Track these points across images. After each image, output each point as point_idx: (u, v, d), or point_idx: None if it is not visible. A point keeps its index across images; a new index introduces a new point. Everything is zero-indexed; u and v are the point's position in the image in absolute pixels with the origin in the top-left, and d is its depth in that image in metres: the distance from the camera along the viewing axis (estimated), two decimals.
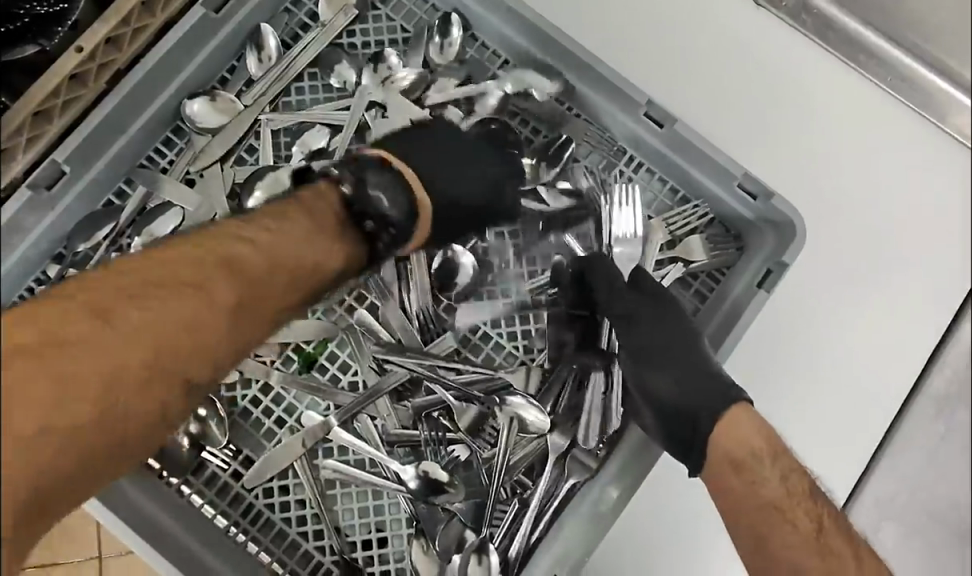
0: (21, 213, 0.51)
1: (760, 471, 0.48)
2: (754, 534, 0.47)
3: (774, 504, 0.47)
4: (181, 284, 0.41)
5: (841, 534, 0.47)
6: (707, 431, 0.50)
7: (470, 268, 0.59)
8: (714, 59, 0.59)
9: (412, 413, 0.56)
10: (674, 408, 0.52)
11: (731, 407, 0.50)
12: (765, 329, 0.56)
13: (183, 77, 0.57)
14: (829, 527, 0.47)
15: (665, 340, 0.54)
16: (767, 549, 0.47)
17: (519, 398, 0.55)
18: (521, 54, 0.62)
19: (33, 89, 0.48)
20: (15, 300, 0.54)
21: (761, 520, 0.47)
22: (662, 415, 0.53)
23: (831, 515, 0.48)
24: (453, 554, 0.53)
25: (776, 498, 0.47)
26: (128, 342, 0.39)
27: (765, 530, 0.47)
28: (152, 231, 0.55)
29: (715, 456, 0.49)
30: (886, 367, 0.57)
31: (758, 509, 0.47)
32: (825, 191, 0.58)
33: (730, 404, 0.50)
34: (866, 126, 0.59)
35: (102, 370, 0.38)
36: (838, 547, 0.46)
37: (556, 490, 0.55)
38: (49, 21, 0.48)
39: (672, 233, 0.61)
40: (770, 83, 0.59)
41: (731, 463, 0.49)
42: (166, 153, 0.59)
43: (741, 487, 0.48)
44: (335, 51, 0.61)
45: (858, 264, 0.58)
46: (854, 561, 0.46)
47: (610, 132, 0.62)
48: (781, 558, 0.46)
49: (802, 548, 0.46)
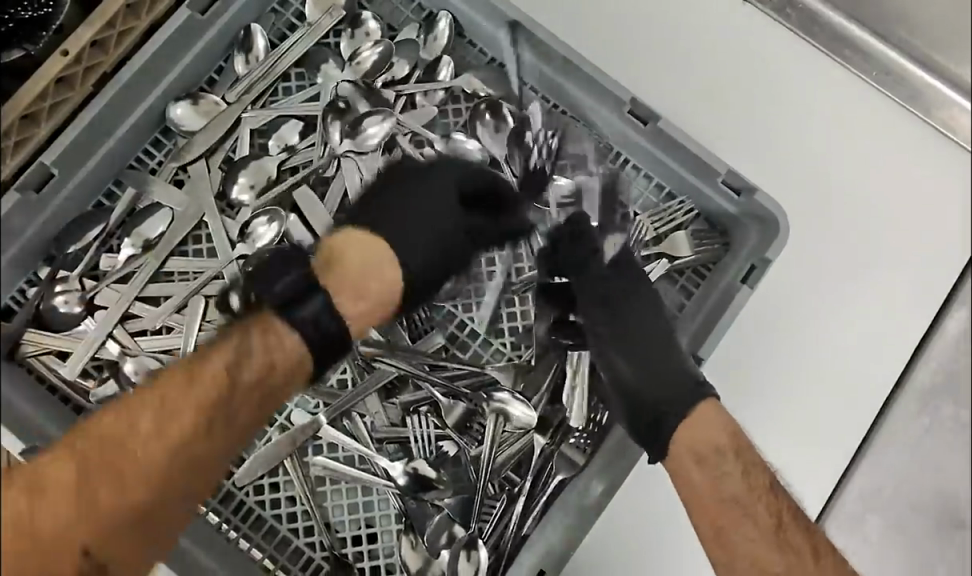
0: (10, 215, 0.52)
1: (723, 465, 0.49)
2: (714, 527, 0.48)
3: (735, 499, 0.48)
4: (158, 408, 0.45)
5: (800, 528, 0.48)
6: (674, 429, 0.50)
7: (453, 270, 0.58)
8: (707, 57, 0.60)
9: (400, 410, 0.57)
10: (644, 401, 0.52)
11: (701, 403, 0.51)
12: (756, 324, 0.57)
13: (171, 79, 0.57)
14: (789, 524, 0.48)
15: (634, 330, 0.55)
16: (730, 540, 0.48)
17: (506, 394, 0.56)
18: (507, 52, 0.63)
19: (20, 93, 0.49)
20: (8, 301, 0.55)
21: (722, 514, 0.48)
22: (630, 406, 0.53)
23: (791, 511, 0.49)
24: (441, 548, 0.54)
25: (737, 493, 0.48)
26: (119, 474, 0.43)
27: (728, 522, 0.48)
28: (142, 232, 0.56)
29: (678, 448, 0.50)
30: (872, 361, 0.57)
31: (721, 503, 0.48)
32: (813, 187, 0.59)
33: (699, 399, 0.51)
34: (854, 123, 0.59)
35: (95, 504, 0.43)
36: (796, 541, 0.47)
37: (544, 486, 0.55)
38: (33, 26, 0.49)
39: (657, 229, 0.61)
40: (765, 79, 0.60)
41: (694, 457, 0.49)
42: (156, 154, 0.59)
43: (704, 480, 0.49)
44: (322, 51, 0.62)
45: (848, 259, 0.58)
46: (811, 556, 0.47)
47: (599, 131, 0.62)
48: (738, 548, 0.48)
49: (761, 541, 0.47)
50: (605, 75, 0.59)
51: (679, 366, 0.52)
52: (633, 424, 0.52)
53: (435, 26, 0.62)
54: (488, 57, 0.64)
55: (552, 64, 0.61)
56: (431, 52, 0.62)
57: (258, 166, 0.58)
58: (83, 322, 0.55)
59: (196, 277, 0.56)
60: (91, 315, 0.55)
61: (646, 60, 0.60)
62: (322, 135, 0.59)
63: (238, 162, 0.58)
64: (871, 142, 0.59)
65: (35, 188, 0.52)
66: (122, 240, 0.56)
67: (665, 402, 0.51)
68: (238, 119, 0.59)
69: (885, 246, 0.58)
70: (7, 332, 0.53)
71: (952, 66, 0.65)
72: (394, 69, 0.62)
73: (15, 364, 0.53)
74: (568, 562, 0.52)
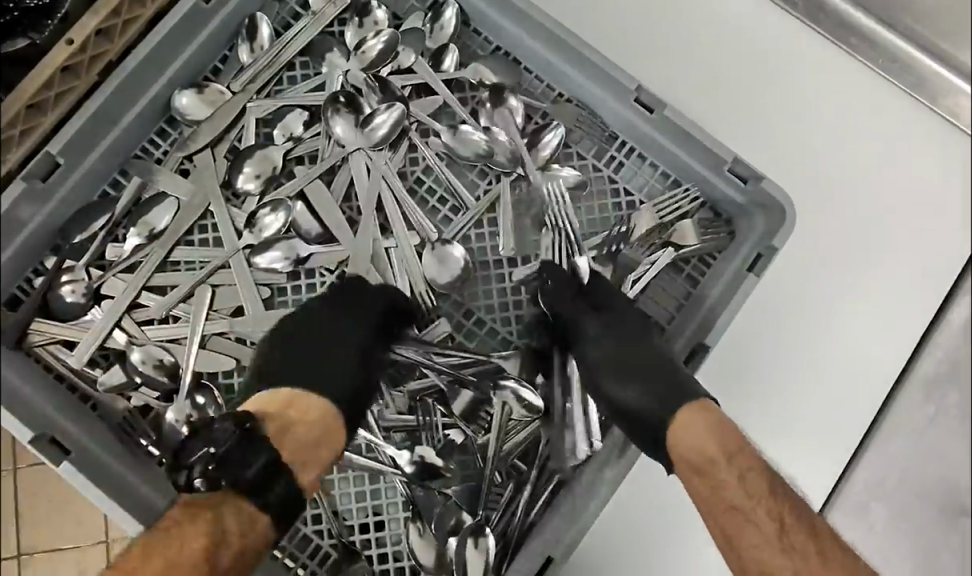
0: (18, 205, 0.51)
1: (721, 474, 0.48)
2: (724, 534, 0.48)
3: (736, 507, 0.48)
4: None
5: (803, 528, 0.47)
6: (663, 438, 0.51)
7: (460, 259, 0.57)
8: (711, 44, 0.60)
9: (407, 399, 0.57)
10: (642, 416, 0.52)
11: (690, 403, 0.51)
12: (761, 317, 0.57)
13: (175, 69, 0.57)
14: (791, 525, 0.47)
15: (618, 340, 0.55)
16: (739, 548, 0.47)
17: (512, 382, 0.56)
18: (512, 41, 0.63)
19: (24, 83, 0.48)
20: (15, 291, 0.55)
21: (727, 520, 0.47)
22: (629, 422, 0.53)
23: (793, 510, 0.48)
24: (449, 536, 0.55)
25: (738, 501, 0.48)
26: None
27: (733, 530, 0.47)
28: (148, 222, 0.56)
29: (679, 459, 0.50)
30: (877, 351, 0.57)
31: (725, 512, 0.48)
32: (819, 177, 0.59)
33: (690, 400, 0.51)
34: (858, 113, 0.59)
35: None
36: (801, 543, 0.46)
37: (551, 474, 0.56)
38: (38, 14, 0.49)
39: (662, 217, 0.61)
40: (768, 68, 0.59)
41: (693, 468, 0.49)
42: (160, 144, 0.59)
43: (705, 490, 0.48)
44: (326, 40, 0.62)
45: (854, 250, 0.58)
46: (820, 556, 0.46)
47: (602, 119, 0.63)
48: (751, 556, 0.46)
49: (768, 544, 0.46)
50: (607, 64, 0.58)
51: (667, 370, 0.53)
52: (630, 428, 0.53)
53: (442, 14, 0.62)
54: (493, 46, 0.64)
55: (557, 54, 0.61)
56: (437, 41, 0.62)
57: (263, 154, 0.58)
58: (90, 312, 0.55)
59: (202, 268, 0.56)
60: (98, 305, 0.55)
61: (651, 49, 0.60)
62: (326, 126, 0.59)
63: (244, 151, 0.58)
64: (874, 133, 0.59)
65: (40, 179, 0.52)
66: (128, 230, 0.56)
67: (656, 407, 0.52)
68: (243, 108, 0.59)
69: (890, 236, 0.58)
70: (13, 322, 0.53)
71: (957, 55, 0.65)
72: (397, 57, 0.62)
73: (22, 354, 0.53)
74: (574, 553, 0.52)
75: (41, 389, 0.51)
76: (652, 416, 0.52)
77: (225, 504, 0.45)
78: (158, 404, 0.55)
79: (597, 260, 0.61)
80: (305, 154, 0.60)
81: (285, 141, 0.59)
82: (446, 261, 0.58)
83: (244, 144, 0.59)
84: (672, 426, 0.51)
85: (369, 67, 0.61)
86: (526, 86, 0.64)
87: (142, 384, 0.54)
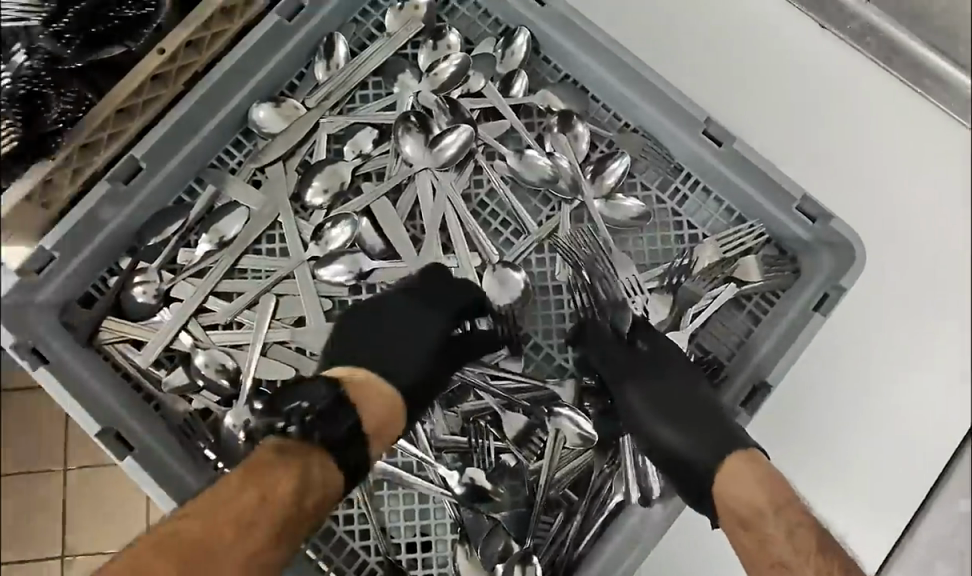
0: (100, 207, 0.53)
1: (768, 527, 0.47)
2: None
3: (784, 564, 0.46)
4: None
5: None
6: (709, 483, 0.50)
7: (520, 283, 0.57)
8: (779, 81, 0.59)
9: (460, 420, 0.57)
10: (687, 460, 0.51)
11: (736, 451, 0.50)
12: (819, 363, 0.56)
13: (255, 83, 0.59)
14: None
15: (666, 387, 0.55)
16: None
17: (567, 412, 0.56)
18: (582, 69, 0.63)
19: (116, 89, 0.50)
20: (90, 290, 0.56)
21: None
22: (674, 467, 0.52)
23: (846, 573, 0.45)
24: (496, 562, 0.54)
25: (786, 558, 0.46)
26: None
27: None
28: (219, 229, 0.57)
29: (722, 510, 0.49)
30: (942, 405, 0.55)
31: (771, 569, 0.46)
32: (885, 222, 0.58)
33: (733, 449, 0.50)
34: (927, 149, 0.58)
35: None
36: None
37: (602, 507, 0.55)
38: (136, 24, 0.49)
39: (726, 253, 0.60)
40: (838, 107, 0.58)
41: (739, 520, 0.48)
42: (236, 154, 0.60)
43: (752, 545, 0.47)
44: (400, 61, 0.63)
45: (920, 298, 0.57)
46: None
47: (669, 151, 0.62)
48: None
49: None
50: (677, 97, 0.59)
51: (717, 420, 0.52)
52: (673, 474, 0.52)
53: (514, 41, 0.63)
54: (562, 74, 0.64)
55: (621, 80, 0.61)
56: (508, 66, 0.63)
57: (333, 169, 0.59)
58: (159, 312, 0.56)
59: (268, 277, 0.57)
60: (167, 306, 0.56)
61: (719, 83, 0.60)
62: (395, 145, 0.60)
63: (314, 166, 0.59)
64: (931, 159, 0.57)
65: (123, 181, 0.54)
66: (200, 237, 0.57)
67: (704, 452, 0.51)
68: (317, 123, 0.60)
69: (955, 272, 0.56)
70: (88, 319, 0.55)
71: None
72: (468, 81, 0.63)
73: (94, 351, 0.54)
74: None
75: (110, 387, 0.52)
76: (698, 462, 0.51)
77: (314, 459, 0.46)
78: (218, 408, 0.55)
79: (658, 291, 0.60)
80: (373, 171, 0.61)
81: (355, 157, 0.60)
82: (509, 282, 0.58)
83: (315, 158, 0.60)
84: (720, 472, 0.50)
85: (441, 89, 0.62)
86: (594, 114, 0.64)
87: (202, 388, 0.55)
